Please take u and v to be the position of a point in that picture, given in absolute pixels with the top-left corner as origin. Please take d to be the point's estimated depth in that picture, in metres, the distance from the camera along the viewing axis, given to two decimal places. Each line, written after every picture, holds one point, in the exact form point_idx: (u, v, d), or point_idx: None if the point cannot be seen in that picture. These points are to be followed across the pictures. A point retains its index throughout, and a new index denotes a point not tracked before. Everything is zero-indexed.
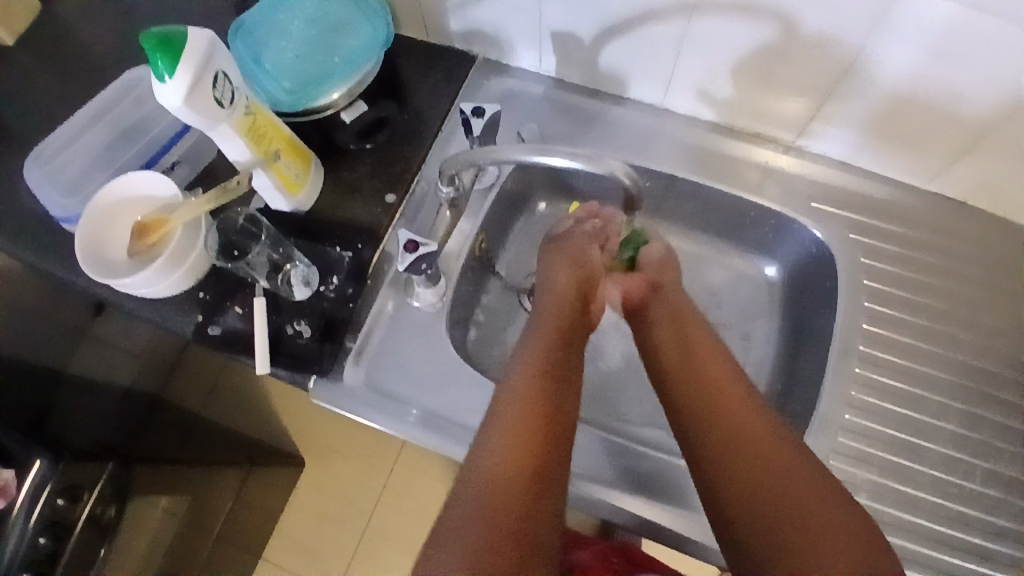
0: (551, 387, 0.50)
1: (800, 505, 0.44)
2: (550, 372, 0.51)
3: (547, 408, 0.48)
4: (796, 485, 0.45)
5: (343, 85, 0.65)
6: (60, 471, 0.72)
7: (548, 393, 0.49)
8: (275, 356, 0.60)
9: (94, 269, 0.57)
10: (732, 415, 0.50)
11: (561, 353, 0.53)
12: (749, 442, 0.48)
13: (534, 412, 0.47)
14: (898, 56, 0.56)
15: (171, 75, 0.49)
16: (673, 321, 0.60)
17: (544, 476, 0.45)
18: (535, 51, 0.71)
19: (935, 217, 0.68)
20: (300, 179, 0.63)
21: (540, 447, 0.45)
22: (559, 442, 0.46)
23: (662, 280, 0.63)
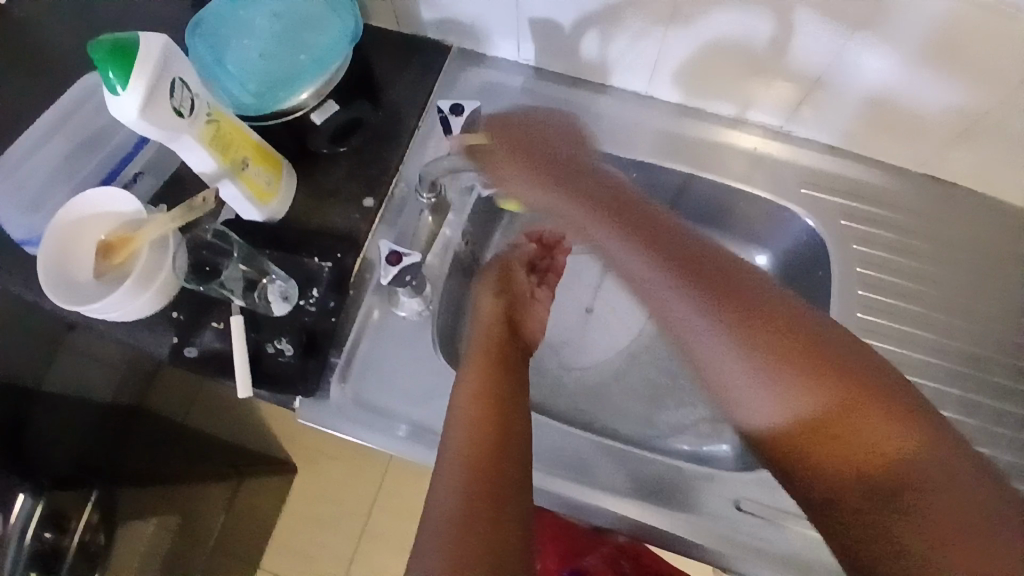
0: (490, 414, 0.49)
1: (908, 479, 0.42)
2: (484, 402, 0.50)
3: (489, 439, 0.47)
4: (900, 463, 0.42)
5: (312, 84, 0.60)
6: (47, 500, 0.66)
7: (486, 423, 0.48)
8: (256, 377, 0.57)
9: (57, 294, 0.53)
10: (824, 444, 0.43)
11: (496, 373, 0.53)
12: (837, 425, 0.43)
13: (472, 445, 0.46)
14: (892, 41, 0.54)
15: (123, 86, 0.45)
16: (714, 295, 0.48)
17: (500, 527, 0.42)
18: (513, 40, 0.68)
19: (928, 201, 0.67)
20: (272, 187, 0.59)
21: (490, 482, 0.44)
22: (508, 471, 0.45)
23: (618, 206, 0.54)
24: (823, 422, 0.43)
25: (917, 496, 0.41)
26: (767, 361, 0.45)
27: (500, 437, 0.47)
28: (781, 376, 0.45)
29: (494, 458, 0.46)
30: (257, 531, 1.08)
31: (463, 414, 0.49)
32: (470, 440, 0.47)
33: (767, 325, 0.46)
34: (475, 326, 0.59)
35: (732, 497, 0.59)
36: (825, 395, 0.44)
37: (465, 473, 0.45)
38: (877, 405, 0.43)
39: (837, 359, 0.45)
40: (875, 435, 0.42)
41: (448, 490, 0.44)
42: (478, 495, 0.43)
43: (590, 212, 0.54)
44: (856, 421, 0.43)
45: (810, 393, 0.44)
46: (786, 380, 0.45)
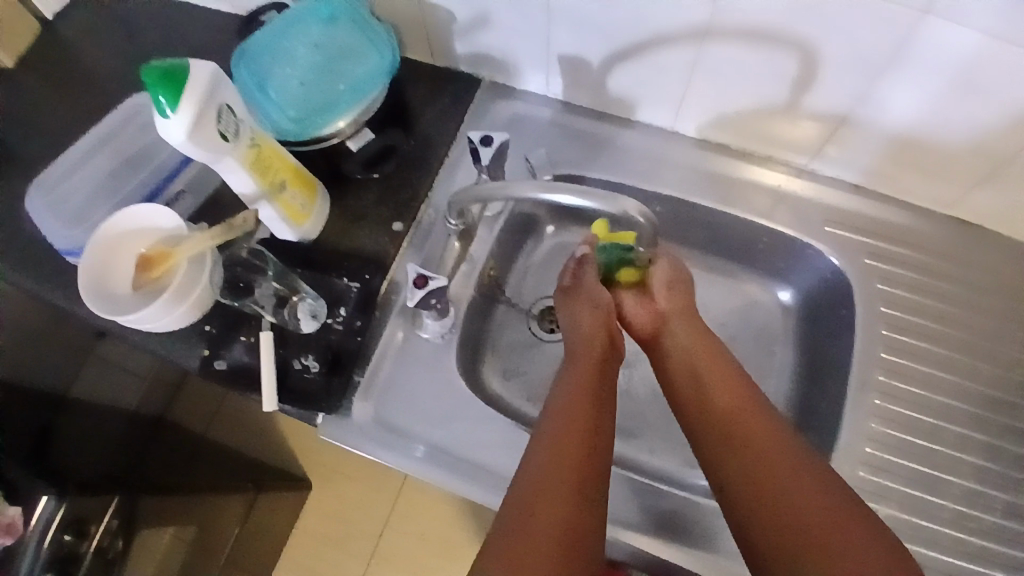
0: (577, 458, 0.48)
1: (772, 458, 0.49)
2: (571, 441, 0.48)
3: (572, 486, 0.46)
4: (772, 445, 0.50)
5: (349, 113, 0.65)
6: (68, 503, 0.68)
7: (572, 465, 0.47)
8: (281, 392, 0.59)
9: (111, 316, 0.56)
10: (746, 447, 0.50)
11: (590, 413, 0.51)
12: (731, 408, 0.53)
13: (572, 436, 0.49)
14: (918, 86, 0.55)
15: (172, 109, 0.48)
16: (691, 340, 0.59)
17: (581, 509, 0.45)
18: (543, 75, 0.70)
19: (951, 243, 0.67)
20: (306, 209, 0.62)
21: (564, 529, 0.44)
22: (585, 520, 0.45)
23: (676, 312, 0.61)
24: (715, 400, 0.54)
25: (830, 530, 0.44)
26: (679, 356, 0.58)
27: (584, 489, 0.46)
28: (684, 367, 0.57)
29: (572, 508, 0.45)
30: (269, 546, 1.09)
31: (547, 451, 0.48)
32: (548, 478, 0.46)
33: (685, 330, 0.60)
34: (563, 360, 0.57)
35: None
36: (723, 385, 0.55)
37: (541, 512, 0.44)
38: (769, 409, 0.53)
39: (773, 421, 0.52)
40: (752, 422, 0.51)
41: (510, 518, 0.45)
42: (540, 533, 0.43)
43: (649, 312, 0.62)
44: (743, 407, 0.53)
45: (711, 383, 0.55)
46: (694, 366, 0.57)
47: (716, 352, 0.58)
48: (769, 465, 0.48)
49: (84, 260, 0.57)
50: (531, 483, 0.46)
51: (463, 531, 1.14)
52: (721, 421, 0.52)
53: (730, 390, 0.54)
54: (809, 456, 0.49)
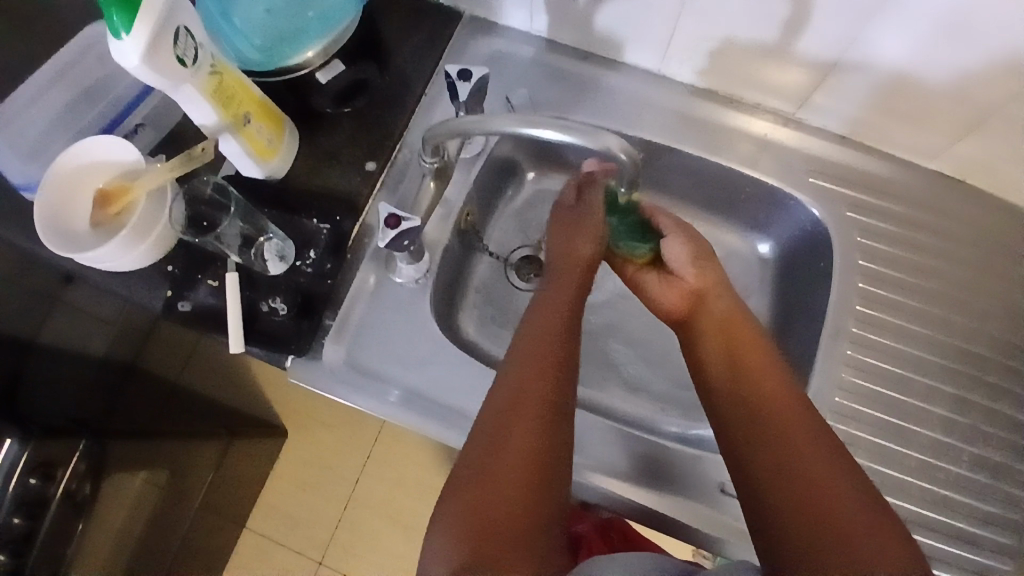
0: (547, 385, 0.46)
1: (766, 394, 0.49)
2: (540, 369, 0.47)
3: (540, 416, 0.44)
4: (772, 382, 0.50)
5: (318, 43, 0.62)
6: (33, 447, 0.66)
7: (541, 393, 0.45)
8: (249, 335, 0.57)
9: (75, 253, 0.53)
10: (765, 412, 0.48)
11: (563, 339, 0.49)
12: (742, 353, 0.52)
13: (540, 361, 0.47)
14: (911, 32, 0.53)
15: (127, 31, 0.44)
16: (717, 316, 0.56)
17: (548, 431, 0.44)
18: (525, 10, 0.67)
19: (934, 196, 0.66)
20: (273, 145, 0.59)
21: (530, 454, 0.42)
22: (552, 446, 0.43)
23: (705, 289, 0.58)
24: (740, 364, 0.51)
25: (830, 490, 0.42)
26: (709, 322, 0.56)
27: (554, 414, 0.45)
28: (715, 335, 0.55)
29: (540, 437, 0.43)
30: (245, 492, 1.09)
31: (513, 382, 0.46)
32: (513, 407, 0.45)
33: (718, 303, 0.57)
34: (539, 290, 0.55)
35: (716, 481, 0.59)
36: (735, 333, 0.54)
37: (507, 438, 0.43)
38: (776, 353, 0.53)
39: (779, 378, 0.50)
40: (758, 360, 0.51)
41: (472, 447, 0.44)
42: (506, 458, 0.42)
43: (679, 292, 0.59)
44: (753, 351, 0.52)
45: (733, 339, 0.54)
46: (720, 328, 0.55)
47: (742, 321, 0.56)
48: (764, 400, 0.48)
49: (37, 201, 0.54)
50: (497, 418, 0.44)
51: (438, 477, 1.15)
52: (730, 363, 0.52)
53: (743, 336, 0.54)
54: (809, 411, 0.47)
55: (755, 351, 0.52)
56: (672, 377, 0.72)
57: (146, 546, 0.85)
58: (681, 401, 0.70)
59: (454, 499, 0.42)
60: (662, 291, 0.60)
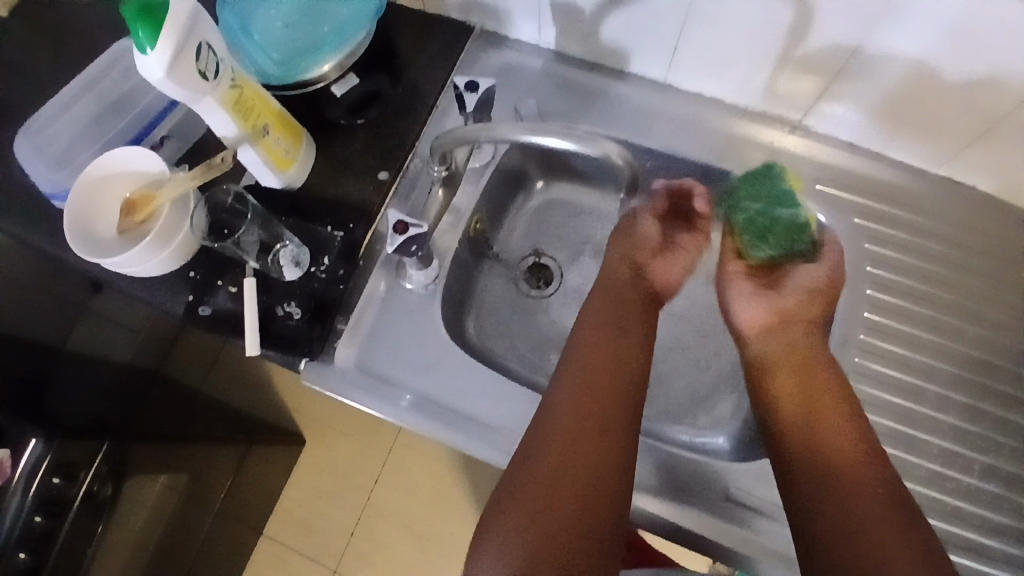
0: (609, 406, 0.50)
1: (833, 449, 0.48)
2: (602, 394, 0.50)
3: (604, 438, 0.48)
4: (847, 433, 0.49)
5: (334, 56, 0.65)
6: (56, 447, 0.68)
7: (606, 413, 0.50)
8: (264, 338, 0.59)
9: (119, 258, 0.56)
10: (828, 432, 0.49)
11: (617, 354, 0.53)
12: (816, 392, 0.52)
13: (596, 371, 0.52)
14: (917, 40, 0.53)
15: (152, 47, 0.47)
16: (794, 358, 0.55)
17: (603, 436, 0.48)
18: (534, 23, 0.68)
19: (946, 204, 0.66)
20: (291, 155, 0.61)
21: (593, 472, 0.46)
22: (614, 464, 0.47)
23: (792, 315, 0.58)
24: (811, 394, 0.52)
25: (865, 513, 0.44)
26: (779, 351, 0.56)
27: (617, 435, 0.49)
28: (792, 362, 0.55)
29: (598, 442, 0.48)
30: (262, 498, 1.11)
31: (579, 399, 0.50)
32: (585, 425, 0.49)
33: (796, 332, 0.57)
34: (590, 312, 0.58)
35: (722, 487, 0.59)
36: (816, 376, 0.53)
37: (574, 451, 0.47)
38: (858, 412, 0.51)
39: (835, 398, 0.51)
40: (835, 407, 0.51)
41: (536, 454, 0.47)
42: (573, 471, 0.46)
43: (761, 311, 0.60)
44: (834, 406, 0.51)
45: (810, 382, 0.53)
46: (792, 362, 0.55)
47: (820, 359, 0.55)
48: (831, 453, 0.48)
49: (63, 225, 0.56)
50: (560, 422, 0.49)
51: (452, 486, 1.16)
52: (807, 406, 0.51)
53: (819, 382, 0.53)
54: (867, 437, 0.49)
55: (839, 413, 0.51)
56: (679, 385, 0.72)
57: (163, 552, 0.87)
58: (690, 409, 0.70)
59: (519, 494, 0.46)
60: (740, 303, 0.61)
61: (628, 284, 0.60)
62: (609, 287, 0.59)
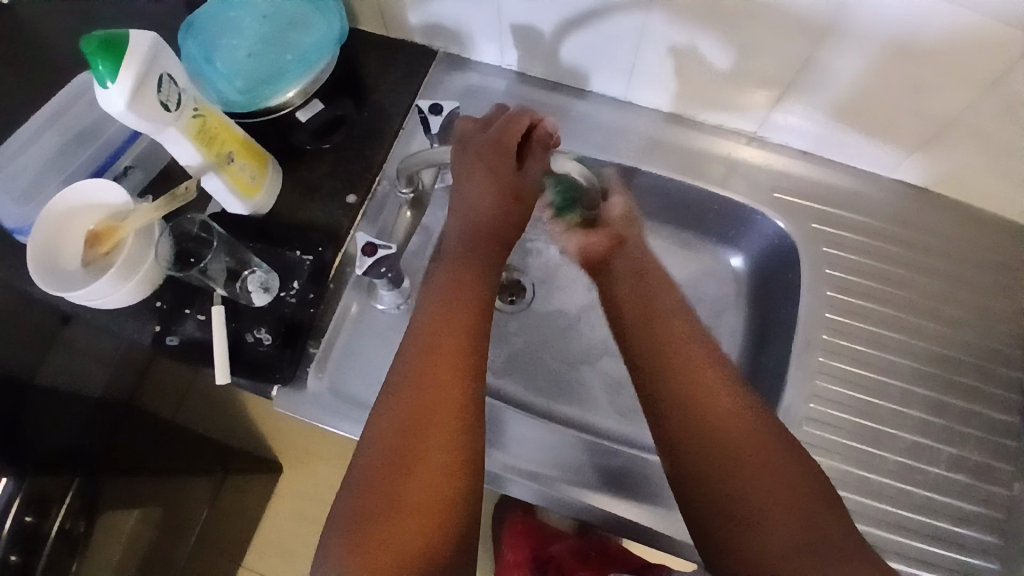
0: (434, 437, 0.43)
1: (731, 437, 0.47)
2: (442, 413, 0.44)
3: (446, 469, 0.42)
4: (748, 439, 0.47)
5: (297, 83, 0.64)
6: (29, 483, 0.64)
7: (435, 444, 0.43)
8: (235, 365, 0.58)
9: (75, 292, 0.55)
10: (727, 442, 0.47)
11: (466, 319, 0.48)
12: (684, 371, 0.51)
13: (431, 352, 0.46)
14: (860, 50, 0.56)
15: (112, 79, 0.47)
16: (636, 281, 0.58)
17: (437, 419, 0.43)
18: (495, 44, 0.70)
19: (897, 205, 0.68)
20: (257, 181, 0.61)
21: (429, 513, 0.41)
22: (457, 494, 0.42)
23: (626, 236, 0.60)
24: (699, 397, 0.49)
25: (782, 521, 0.44)
26: (621, 291, 0.58)
27: (459, 462, 0.42)
28: (628, 275, 0.58)
29: (442, 430, 0.43)
30: (241, 526, 1.09)
31: (393, 441, 0.43)
32: (423, 410, 0.44)
33: (633, 251, 0.60)
34: (422, 307, 0.49)
35: None
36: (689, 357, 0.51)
37: (400, 492, 0.41)
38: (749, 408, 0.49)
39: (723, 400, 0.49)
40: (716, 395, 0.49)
41: (353, 503, 0.42)
42: (409, 512, 0.41)
43: (603, 236, 0.61)
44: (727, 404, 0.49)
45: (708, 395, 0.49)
46: (642, 315, 0.55)
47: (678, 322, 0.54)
48: (734, 454, 0.47)
49: (29, 259, 0.56)
50: (400, 410, 0.44)
51: None
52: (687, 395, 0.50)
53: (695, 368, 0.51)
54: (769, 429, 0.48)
55: (736, 416, 0.48)
56: None
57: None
58: None
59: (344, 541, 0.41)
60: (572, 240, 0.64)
61: (461, 275, 0.51)
62: (442, 284, 0.50)
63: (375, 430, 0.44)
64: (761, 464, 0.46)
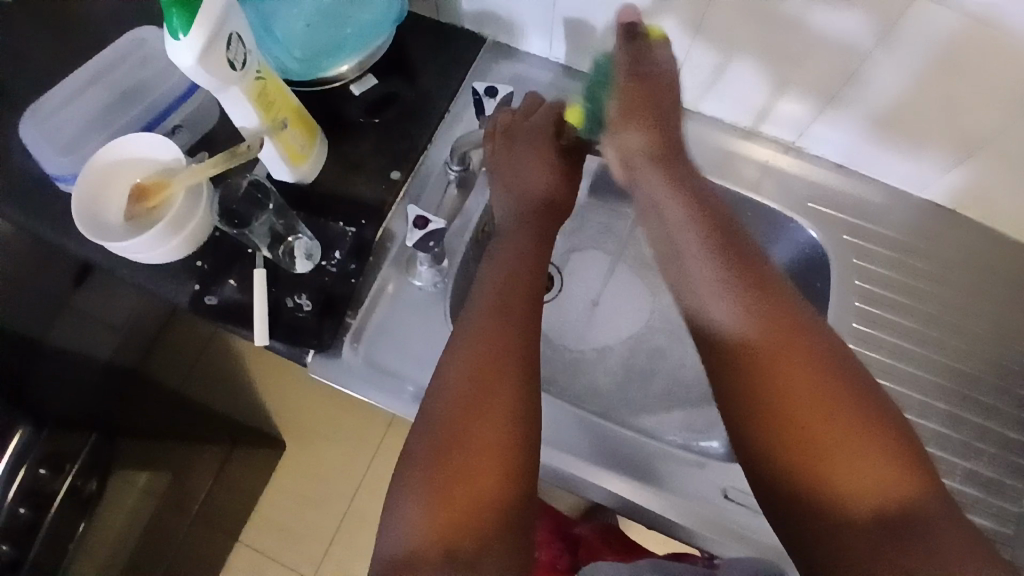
0: (495, 403, 0.44)
1: (805, 424, 0.42)
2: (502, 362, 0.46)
3: (511, 413, 0.44)
4: (824, 426, 0.42)
5: (354, 57, 0.67)
6: (44, 439, 0.66)
7: (499, 405, 0.44)
8: (274, 328, 0.59)
9: (134, 242, 0.56)
10: (799, 436, 0.42)
11: (523, 296, 0.50)
12: (788, 396, 0.43)
13: (487, 325, 0.47)
14: (906, 67, 0.57)
15: (185, 34, 0.48)
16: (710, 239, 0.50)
17: (494, 383, 0.45)
18: (546, 37, 0.71)
19: (925, 223, 0.70)
20: (305, 150, 0.62)
21: (501, 461, 0.42)
22: (522, 436, 0.43)
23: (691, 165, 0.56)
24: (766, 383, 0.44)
25: (856, 518, 0.40)
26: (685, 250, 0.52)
27: (522, 407, 0.44)
28: (700, 228, 0.51)
29: (508, 392, 0.44)
30: (243, 502, 1.09)
31: (456, 406, 0.44)
32: (482, 375, 0.45)
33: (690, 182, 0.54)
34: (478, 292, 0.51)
35: (720, 487, 0.60)
36: (792, 372, 0.44)
37: (466, 458, 0.42)
38: (818, 386, 0.43)
39: (790, 385, 0.43)
40: (824, 418, 0.42)
41: (416, 475, 0.42)
42: (475, 466, 0.42)
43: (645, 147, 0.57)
44: (799, 388, 0.43)
45: (777, 381, 0.44)
46: (735, 335, 0.46)
47: (760, 289, 0.47)
48: (811, 443, 0.42)
49: (73, 209, 0.57)
50: (464, 375, 0.45)
51: None
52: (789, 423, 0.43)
53: (788, 383, 0.43)
54: (845, 404, 0.42)
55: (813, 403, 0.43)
56: (680, 387, 0.74)
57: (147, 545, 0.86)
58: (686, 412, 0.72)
59: (415, 498, 0.42)
60: (608, 149, 0.59)
61: (518, 258, 0.53)
62: (497, 266, 0.52)
63: (440, 382, 0.46)
64: (838, 453, 0.41)
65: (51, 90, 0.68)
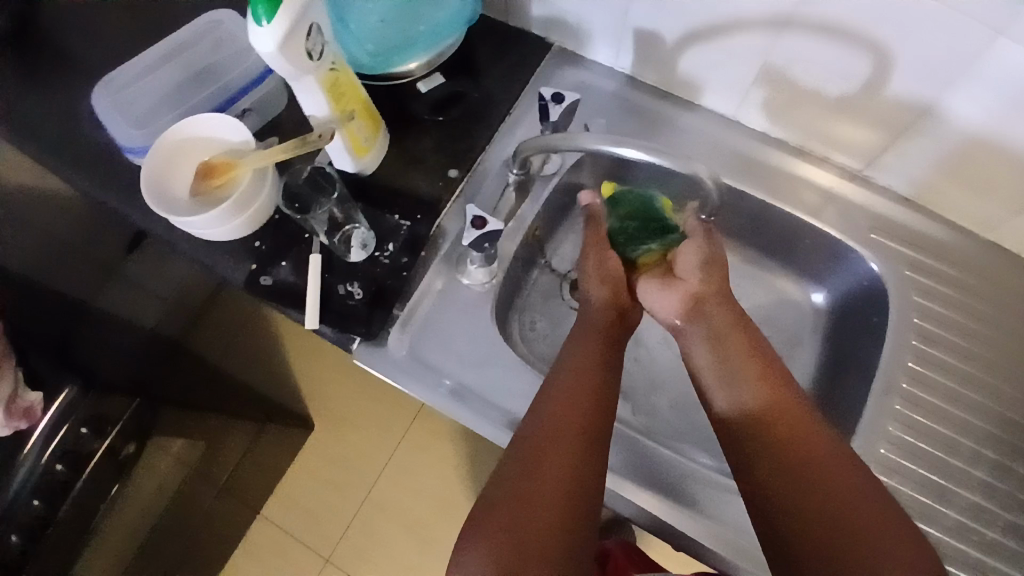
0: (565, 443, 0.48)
1: (842, 512, 0.44)
2: (570, 424, 0.49)
3: (567, 457, 0.47)
4: (869, 524, 0.43)
5: (422, 56, 0.69)
6: (87, 402, 0.78)
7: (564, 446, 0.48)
8: (324, 313, 0.60)
9: (202, 219, 0.58)
10: (841, 532, 0.43)
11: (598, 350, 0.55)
12: (811, 463, 0.47)
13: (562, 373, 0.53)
14: (983, 106, 0.56)
15: (269, 20, 0.49)
16: (722, 346, 0.55)
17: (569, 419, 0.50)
18: (613, 46, 0.71)
19: (989, 266, 0.68)
20: (368, 142, 0.63)
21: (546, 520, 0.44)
22: (574, 480, 0.47)
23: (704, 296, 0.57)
24: (807, 472, 0.46)
25: None
26: (703, 358, 0.55)
27: (584, 448, 0.48)
28: (721, 341, 0.55)
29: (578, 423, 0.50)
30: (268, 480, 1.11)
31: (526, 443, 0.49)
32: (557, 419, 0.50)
33: (717, 311, 0.56)
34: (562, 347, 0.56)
35: None
36: (801, 450, 0.48)
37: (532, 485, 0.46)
38: (868, 485, 0.46)
39: (829, 483, 0.46)
40: (854, 490, 0.45)
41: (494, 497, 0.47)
42: (530, 498, 0.45)
43: (678, 298, 0.58)
44: (844, 485, 0.45)
45: (821, 475, 0.46)
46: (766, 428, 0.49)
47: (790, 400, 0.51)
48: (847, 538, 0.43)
49: (143, 182, 0.58)
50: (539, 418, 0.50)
51: (462, 493, 1.16)
52: (806, 484, 0.46)
53: (834, 478, 0.46)
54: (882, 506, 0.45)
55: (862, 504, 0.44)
56: None
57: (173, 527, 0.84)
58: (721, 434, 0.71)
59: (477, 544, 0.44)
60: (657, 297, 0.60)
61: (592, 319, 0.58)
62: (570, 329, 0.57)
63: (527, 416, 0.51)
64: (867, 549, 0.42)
65: (129, 64, 0.70)
